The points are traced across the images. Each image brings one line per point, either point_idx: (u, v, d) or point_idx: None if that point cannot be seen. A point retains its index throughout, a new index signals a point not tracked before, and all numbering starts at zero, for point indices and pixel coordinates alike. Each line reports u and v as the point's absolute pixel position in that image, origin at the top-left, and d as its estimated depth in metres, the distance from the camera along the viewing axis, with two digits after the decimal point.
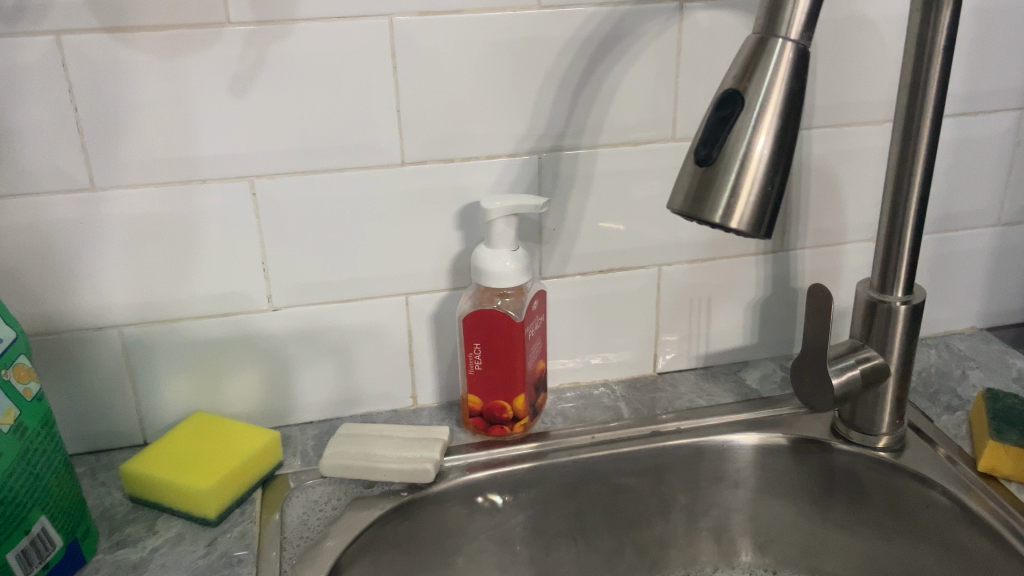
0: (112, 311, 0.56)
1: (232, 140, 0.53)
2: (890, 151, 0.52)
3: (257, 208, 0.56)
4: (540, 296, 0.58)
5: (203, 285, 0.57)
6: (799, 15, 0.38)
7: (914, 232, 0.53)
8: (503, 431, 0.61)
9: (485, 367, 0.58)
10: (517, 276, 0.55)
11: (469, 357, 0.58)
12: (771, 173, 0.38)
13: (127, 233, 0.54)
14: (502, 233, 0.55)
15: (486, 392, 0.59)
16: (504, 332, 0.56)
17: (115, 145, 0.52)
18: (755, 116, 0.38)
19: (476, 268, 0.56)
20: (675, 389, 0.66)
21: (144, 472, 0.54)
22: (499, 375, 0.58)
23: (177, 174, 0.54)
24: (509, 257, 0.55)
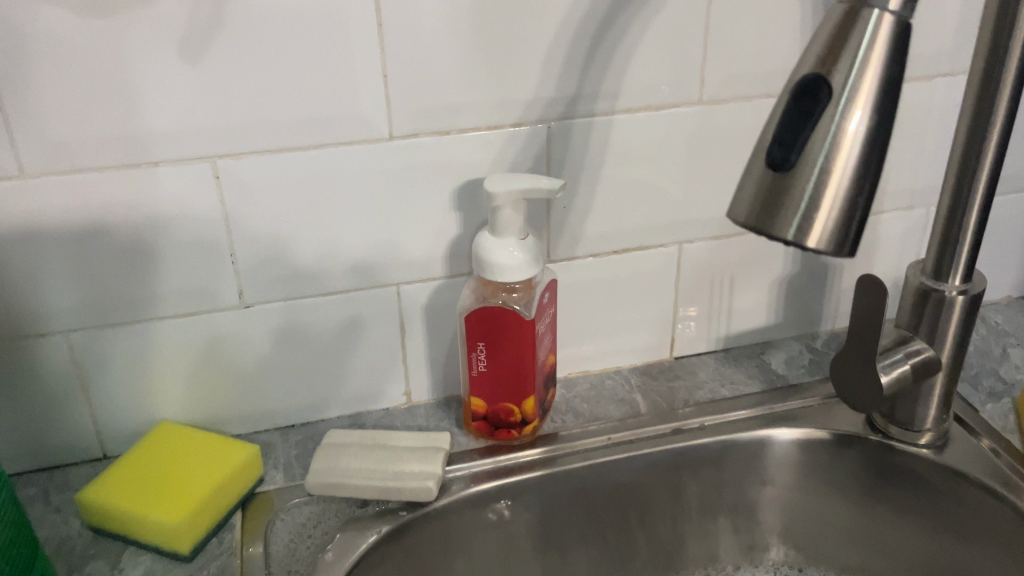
0: (56, 315, 0.48)
1: (188, 115, 0.45)
2: (957, 122, 0.45)
3: (221, 193, 0.47)
4: (552, 287, 0.52)
5: (162, 281, 0.49)
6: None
7: (980, 214, 0.47)
8: (510, 434, 0.54)
9: (490, 368, 0.51)
10: (529, 268, 0.48)
11: (472, 358, 0.51)
12: (859, 178, 0.31)
13: (67, 227, 0.46)
14: (510, 220, 0.47)
15: (491, 395, 0.52)
16: (513, 331, 0.49)
17: (45, 125, 0.43)
18: (842, 108, 0.30)
19: (479, 259, 0.48)
20: (694, 376, 0.60)
21: (105, 502, 0.47)
22: (506, 376, 0.51)
23: (124, 155, 0.45)
24: (517, 248, 0.48)
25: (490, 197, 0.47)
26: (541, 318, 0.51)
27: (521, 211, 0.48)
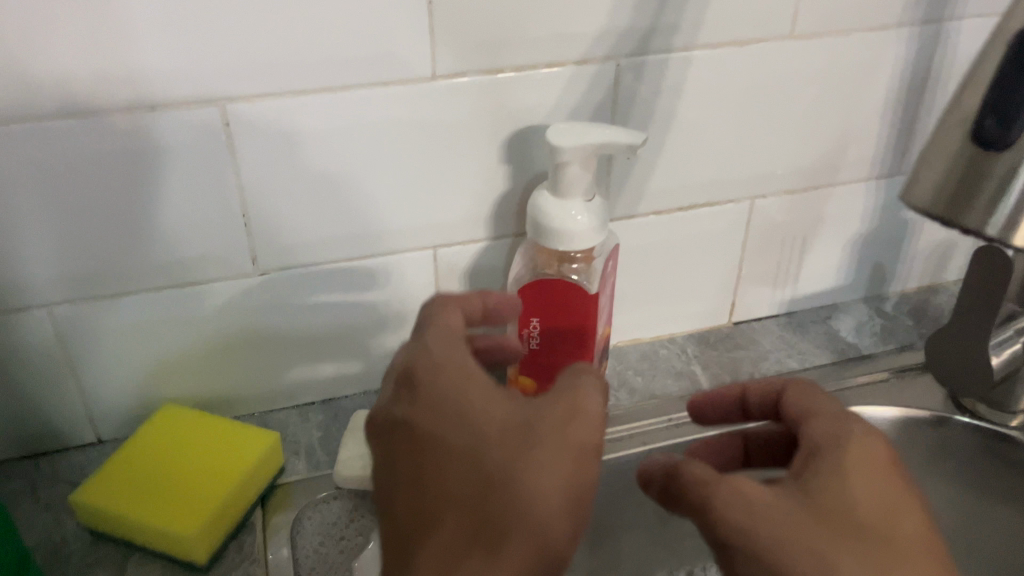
0: (36, 287, 0.41)
1: (190, 50, 0.36)
2: None
3: (231, 144, 0.39)
4: (615, 254, 0.45)
5: (161, 247, 0.41)
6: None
7: None
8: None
9: (544, 347, 0.44)
10: (595, 236, 0.41)
11: (522, 336, 0.45)
12: None
13: (46, 185, 0.38)
14: (577, 179, 0.40)
15: (541, 375, 0.46)
16: (575, 306, 0.43)
17: (9, 60, 0.35)
18: None
19: (537, 223, 0.41)
20: (757, 346, 0.54)
21: (126, 515, 0.40)
22: (562, 357, 0.45)
23: (114, 99, 0.37)
24: (584, 212, 0.41)
25: (555, 152, 0.39)
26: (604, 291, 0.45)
27: (589, 169, 0.40)
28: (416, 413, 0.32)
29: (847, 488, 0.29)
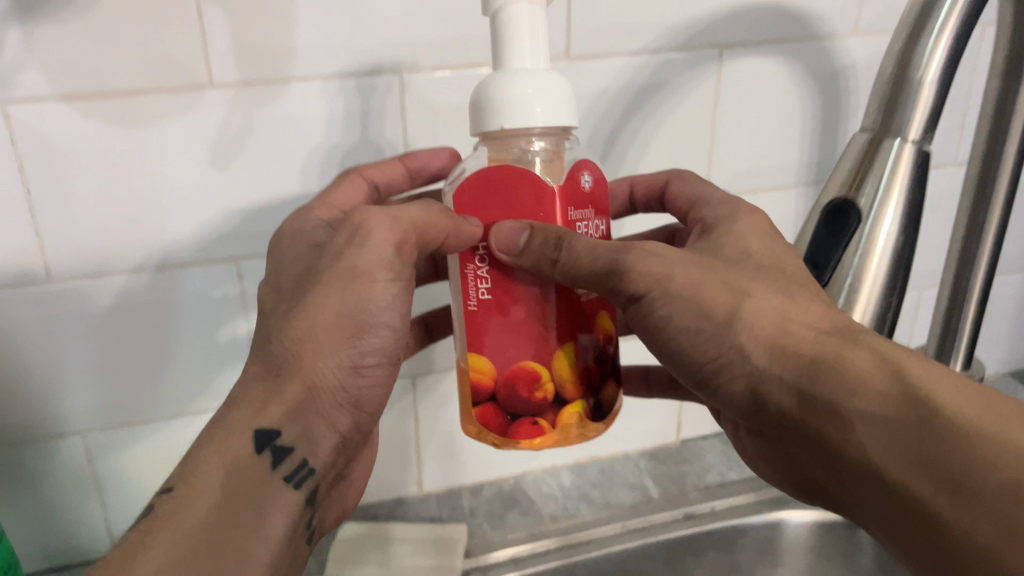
0: (75, 418, 0.48)
1: (215, 215, 0.46)
2: (958, 208, 0.48)
3: (244, 293, 0.49)
4: (590, 167, 0.33)
5: (183, 377, 0.50)
6: (953, 21, 0.31)
7: (983, 295, 0.48)
8: (538, 431, 0.34)
9: (497, 298, 0.33)
10: (561, 111, 0.32)
11: (470, 280, 0.33)
12: (887, 297, 0.34)
13: (92, 333, 0.47)
14: (536, 28, 0.31)
15: (501, 352, 0.33)
16: (514, 197, 0.32)
17: (73, 230, 0.44)
18: (867, 231, 0.33)
19: (482, 106, 0.32)
20: (701, 459, 0.62)
21: None
22: (522, 311, 0.33)
23: (153, 258, 0.46)
24: (544, 79, 0.31)
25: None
26: (578, 208, 0.33)
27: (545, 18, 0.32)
28: (279, 245, 0.39)
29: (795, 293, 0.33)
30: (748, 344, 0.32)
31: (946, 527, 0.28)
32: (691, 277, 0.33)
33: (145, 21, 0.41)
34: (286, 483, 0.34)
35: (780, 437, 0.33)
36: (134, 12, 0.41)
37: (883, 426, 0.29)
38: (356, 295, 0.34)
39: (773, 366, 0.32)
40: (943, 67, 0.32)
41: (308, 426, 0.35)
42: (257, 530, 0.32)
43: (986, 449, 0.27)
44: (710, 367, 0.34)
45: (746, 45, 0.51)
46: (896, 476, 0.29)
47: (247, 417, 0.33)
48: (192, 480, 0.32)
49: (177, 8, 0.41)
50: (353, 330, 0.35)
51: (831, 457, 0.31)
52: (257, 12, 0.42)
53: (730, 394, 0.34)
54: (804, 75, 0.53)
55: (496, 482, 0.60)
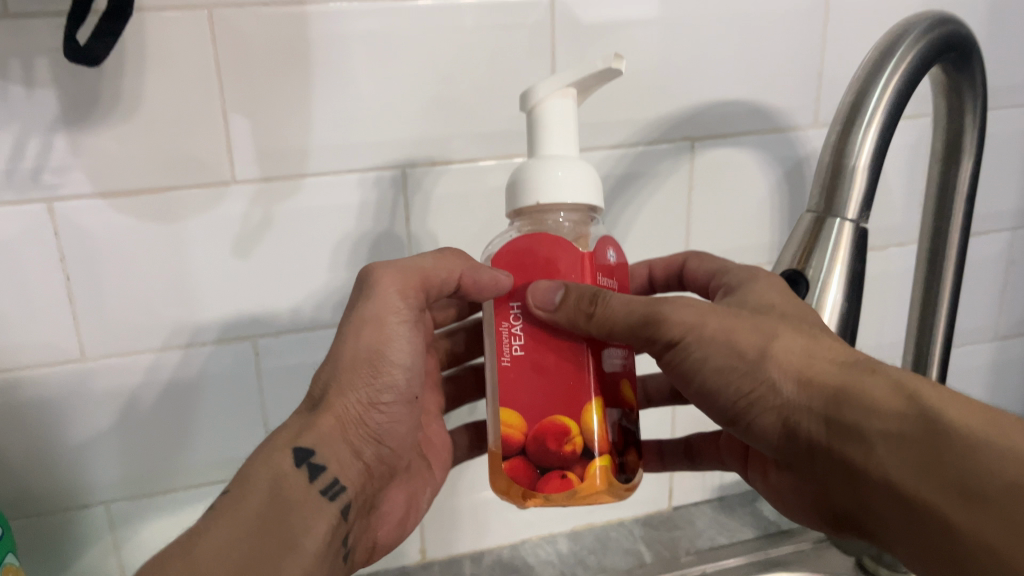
0: (99, 488, 0.52)
1: (235, 297, 0.50)
2: (914, 279, 0.52)
3: (260, 369, 0.53)
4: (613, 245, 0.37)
5: (202, 449, 0.53)
6: (880, 114, 0.38)
7: (943, 360, 0.52)
8: (565, 484, 0.35)
9: (528, 351, 0.36)
10: (589, 192, 0.35)
11: (504, 337, 0.36)
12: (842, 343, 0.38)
13: (119, 407, 0.51)
14: (566, 123, 0.36)
15: (532, 407, 0.35)
16: (551, 261, 0.35)
17: (105, 313, 0.49)
18: (818, 290, 0.37)
19: (520, 187, 0.36)
20: (693, 526, 0.64)
21: None
22: (553, 359, 0.35)
23: (177, 338, 0.50)
24: (573, 165, 0.35)
25: (547, 93, 0.35)
26: (605, 277, 0.37)
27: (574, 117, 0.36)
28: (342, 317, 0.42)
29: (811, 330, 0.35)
30: (774, 378, 0.34)
31: (965, 537, 0.29)
32: (721, 321, 0.35)
33: (178, 126, 0.46)
34: (323, 495, 0.36)
35: (810, 466, 0.35)
36: (169, 118, 0.46)
37: (902, 446, 0.31)
38: (376, 337, 0.38)
39: (804, 397, 0.34)
40: (873, 154, 0.38)
41: (337, 452, 0.37)
42: (298, 532, 0.34)
43: (995, 458, 0.29)
44: (742, 404, 0.36)
45: (716, 138, 0.57)
46: (917, 493, 0.31)
47: (286, 441, 0.36)
48: (245, 487, 0.34)
49: (207, 115, 0.46)
50: (374, 369, 0.38)
51: (860, 480, 0.33)
52: (278, 117, 0.47)
53: (761, 429, 0.36)
54: (771, 163, 0.59)
55: (495, 550, 0.62)
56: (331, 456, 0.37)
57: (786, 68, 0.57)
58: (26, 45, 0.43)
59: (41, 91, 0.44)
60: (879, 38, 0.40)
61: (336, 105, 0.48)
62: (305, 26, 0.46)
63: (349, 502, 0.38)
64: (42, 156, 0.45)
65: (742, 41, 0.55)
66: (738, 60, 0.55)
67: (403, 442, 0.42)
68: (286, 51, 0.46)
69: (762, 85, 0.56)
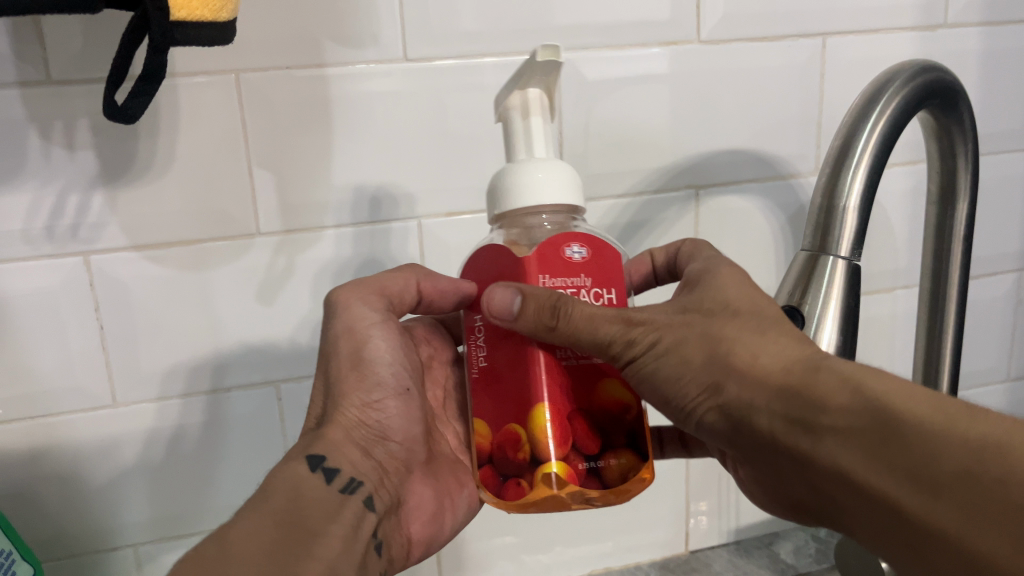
0: (128, 530, 0.54)
1: (258, 344, 0.53)
2: (918, 318, 0.53)
3: (283, 412, 0.55)
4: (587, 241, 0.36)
5: (226, 491, 0.55)
6: (867, 159, 0.40)
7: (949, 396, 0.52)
8: (521, 490, 0.35)
9: (490, 360, 0.37)
10: (551, 188, 0.36)
11: (473, 352, 0.38)
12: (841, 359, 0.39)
13: (146, 452, 0.53)
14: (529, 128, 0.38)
15: (493, 412, 0.36)
16: (498, 270, 0.37)
17: (136, 360, 0.51)
18: (815, 320, 0.39)
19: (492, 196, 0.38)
20: (709, 568, 0.65)
21: None
22: (508, 364, 0.36)
23: (203, 384, 0.53)
24: (536, 165, 0.37)
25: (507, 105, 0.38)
26: (561, 276, 0.36)
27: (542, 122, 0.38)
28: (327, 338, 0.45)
29: (765, 328, 0.34)
30: (722, 379, 0.34)
31: (917, 523, 0.28)
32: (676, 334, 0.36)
33: (208, 182, 0.49)
34: (343, 492, 0.38)
35: (767, 462, 0.35)
36: (198, 175, 0.49)
37: (848, 435, 0.30)
38: (355, 346, 0.41)
39: (753, 394, 0.33)
40: (861, 196, 0.40)
41: (346, 452, 0.39)
42: (325, 519, 0.36)
43: (943, 444, 0.28)
44: (695, 407, 0.36)
45: (720, 185, 0.59)
46: (865, 479, 0.30)
47: (301, 449, 0.39)
48: (268, 490, 0.36)
49: (235, 172, 0.49)
50: (362, 373, 0.41)
51: (811, 472, 0.32)
52: (300, 172, 0.50)
53: (712, 428, 0.36)
54: (774, 209, 0.61)
55: None
56: (341, 456, 0.39)
57: (787, 117, 0.59)
58: (69, 110, 0.46)
59: (81, 152, 0.47)
60: (866, 87, 0.43)
61: (355, 160, 0.51)
62: (326, 87, 0.49)
63: (370, 494, 0.39)
64: (81, 213, 0.48)
65: (744, 93, 0.57)
66: (740, 111, 0.57)
67: (412, 436, 0.43)
68: (309, 112, 0.49)
69: (763, 135, 0.59)
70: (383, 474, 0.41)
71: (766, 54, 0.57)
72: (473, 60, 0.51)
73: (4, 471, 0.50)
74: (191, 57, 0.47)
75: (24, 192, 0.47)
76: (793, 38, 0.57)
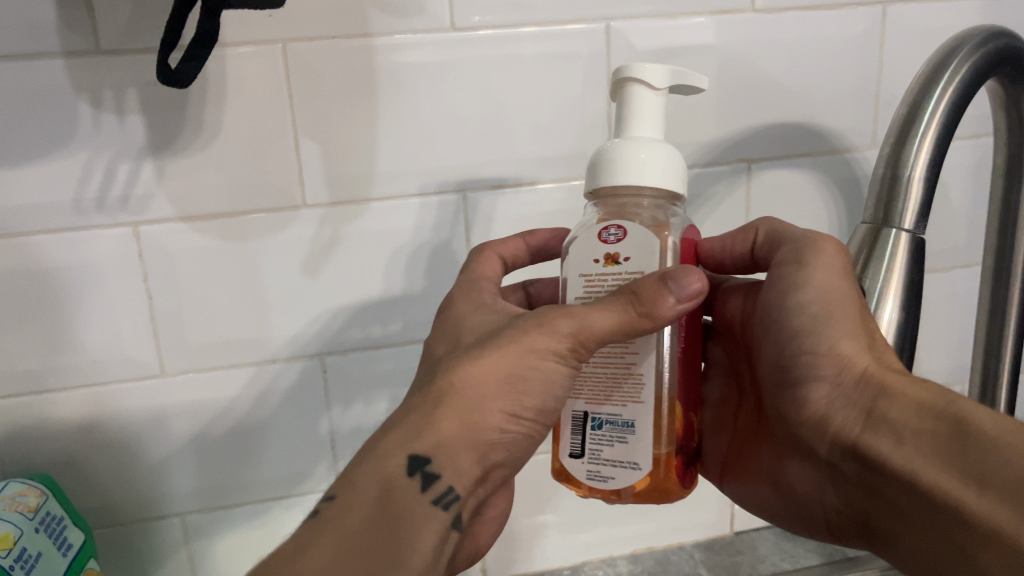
0: (176, 500, 0.54)
1: (304, 317, 0.53)
2: (980, 298, 0.51)
3: (328, 385, 0.54)
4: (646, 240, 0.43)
5: (272, 462, 0.55)
6: (933, 129, 0.39)
7: (1011, 377, 0.50)
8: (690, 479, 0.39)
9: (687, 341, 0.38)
10: (653, 176, 0.35)
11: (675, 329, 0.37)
12: (902, 326, 0.38)
13: (193, 423, 0.53)
14: (643, 106, 0.36)
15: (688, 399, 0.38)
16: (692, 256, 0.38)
17: (184, 331, 0.51)
18: (878, 292, 0.38)
19: (624, 163, 0.35)
20: (755, 551, 0.64)
21: None
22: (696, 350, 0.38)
23: (252, 355, 0.53)
24: (663, 148, 0.36)
25: (636, 77, 0.36)
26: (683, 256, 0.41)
27: (657, 101, 0.36)
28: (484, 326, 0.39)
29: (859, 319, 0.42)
30: (829, 364, 0.36)
31: (972, 526, 0.30)
32: (820, 296, 0.36)
33: (254, 153, 0.49)
34: (435, 505, 0.34)
35: (840, 460, 0.37)
36: (246, 146, 0.49)
37: (925, 442, 0.32)
38: (528, 362, 0.36)
39: (847, 383, 0.36)
40: (927, 166, 0.39)
41: (457, 461, 0.35)
42: (407, 540, 0.33)
43: (1006, 454, 0.29)
44: (792, 388, 0.38)
45: (774, 159, 0.57)
46: (930, 482, 0.32)
47: (400, 442, 0.35)
48: (351, 489, 0.34)
49: (283, 143, 0.49)
50: (520, 392, 0.36)
51: (881, 473, 0.34)
52: (346, 144, 0.50)
53: (804, 409, 0.38)
54: (829, 184, 0.59)
55: (556, 571, 0.63)
56: (449, 461, 0.35)
57: (845, 89, 0.57)
58: (118, 79, 0.46)
59: (130, 123, 0.47)
60: (932, 53, 0.41)
61: (401, 130, 0.50)
62: (372, 58, 0.49)
63: (460, 512, 0.36)
64: (130, 183, 0.48)
65: (799, 64, 0.55)
66: (795, 82, 0.56)
67: (520, 458, 0.39)
68: (356, 80, 0.49)
69: (818, 107, 0.57)
70: (476, 486, 0.37)
71: (822, 23, 0.55)
72: (519, 29, 0.50)
73: (56, 439, 0.51)
74: (239, 26, 0.47)
75: (74, 162, 0.47)
76: (851, 7, 0.55)
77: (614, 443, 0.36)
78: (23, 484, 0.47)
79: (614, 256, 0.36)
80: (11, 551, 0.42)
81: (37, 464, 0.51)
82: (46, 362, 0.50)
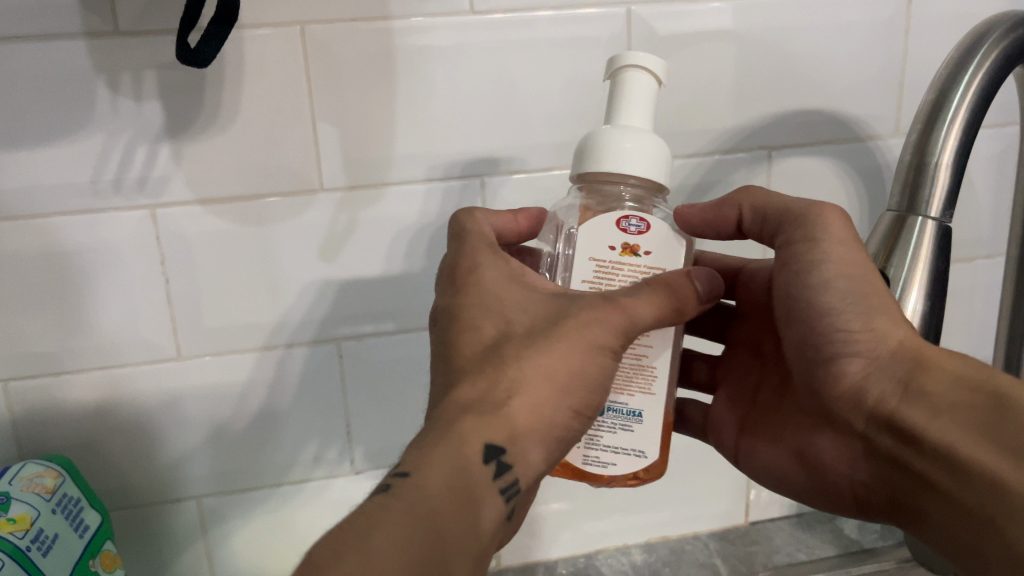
0: (192, 484, 0.55)
1: (319, 301, 0.53)
2: (1004, 291, 0.51)
3: (343, 369, 0.54)
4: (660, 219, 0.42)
5: (287, 446, 0.55)
6: (962, 115, 0.38)
7: None
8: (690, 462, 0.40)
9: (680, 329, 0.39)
10: (641, 163, 0.35)
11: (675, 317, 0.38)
12: (929, 312, 0.37)
13: (209, 406, 0.53)
14: (638, 94, 0.36)
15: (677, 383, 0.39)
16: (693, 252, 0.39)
17: (200, 315, 0.51)
18: (903, 282, 0.37)
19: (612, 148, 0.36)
20: (770, 542, 0.63)
21: None
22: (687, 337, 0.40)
23: (267, 339, 0.53)
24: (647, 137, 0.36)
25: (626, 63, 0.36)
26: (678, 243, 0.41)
27: (650, 92, 0.36)
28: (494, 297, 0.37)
29: None
30: (866, 339, 0.36)
31: (1010, 499, 0.33)
32: (847, 271, 0.36)
33: (271, 136, 0.49)
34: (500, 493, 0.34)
35: (870, 431, 0.38)
36: (262, 129, 0.48)
37: (968, 418, 0.34)
38: (587, 355, 0.35)
39: (883, 360, 0.36)
40: (955, 154, 0.39)
41: (528, 452, 0.35)
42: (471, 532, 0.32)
43: None
44: (822, 362, 0.38)
45: (796, 146, 0.57)
46: (975, 456, 0.34)
47: (479, 428, 0.34)
48: (425, 466, 0.33)
49: (300, 125, 0.49)
50: (586, 390, 0.36)
51: (917, 445, 0.36)
52: (363, 127, 0.50)
53: (828, 380, 0.39)
54: (850, 171, 0.58)
55: (569, 558, 0.62)
56: (521, 455, 0.35)
57: (868, 75, 0.56)
58: (135, 60, 0.46)
59: (148, 105, 0.47)
60: (961, 39, 0.40)
61: (418, 114, 0.50)
62: (390, 41, 0.48)
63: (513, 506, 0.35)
64: (147, 166, 0.48)
65: (821, 50, 0.54)
66: (817, 69, 0.55)
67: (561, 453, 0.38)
68: (373, 63, 0.48)
69: (840, 94, 0.56)
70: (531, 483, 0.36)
71: (846, 8, 0.54)
72: (536, 13, 0.49)
73: (73, 421, 0.51)
74: (255, 8, 0.46)
75: (92, 144, 0.47)
76: None
77: (618, 430, 0.38)
78: (39, 465, 0.47)
79: (633, 247, 0.36)
80: (26, 532, 0.43)
81: (54, 446, 0.51)
82: (62, 344, 0.50)
